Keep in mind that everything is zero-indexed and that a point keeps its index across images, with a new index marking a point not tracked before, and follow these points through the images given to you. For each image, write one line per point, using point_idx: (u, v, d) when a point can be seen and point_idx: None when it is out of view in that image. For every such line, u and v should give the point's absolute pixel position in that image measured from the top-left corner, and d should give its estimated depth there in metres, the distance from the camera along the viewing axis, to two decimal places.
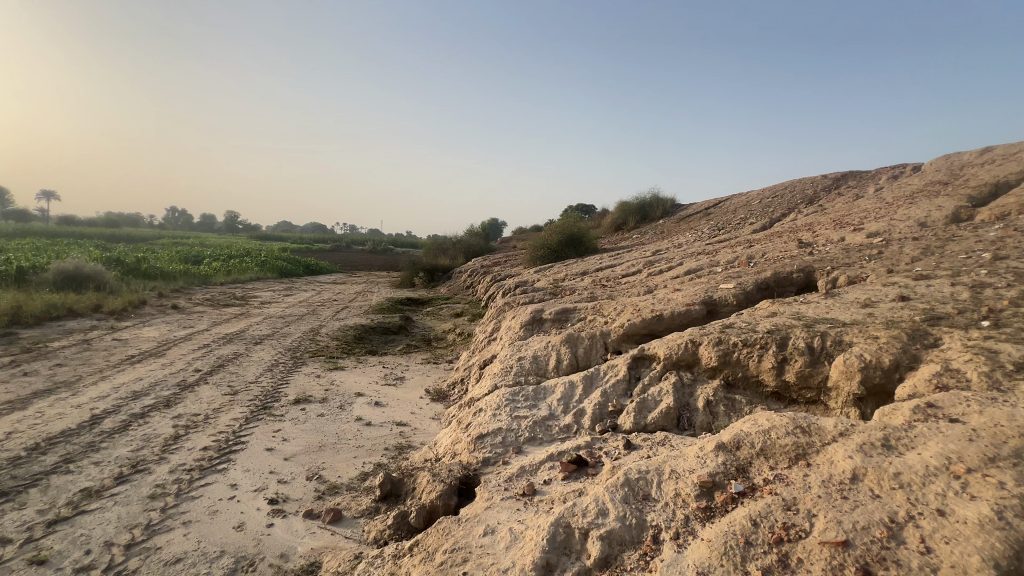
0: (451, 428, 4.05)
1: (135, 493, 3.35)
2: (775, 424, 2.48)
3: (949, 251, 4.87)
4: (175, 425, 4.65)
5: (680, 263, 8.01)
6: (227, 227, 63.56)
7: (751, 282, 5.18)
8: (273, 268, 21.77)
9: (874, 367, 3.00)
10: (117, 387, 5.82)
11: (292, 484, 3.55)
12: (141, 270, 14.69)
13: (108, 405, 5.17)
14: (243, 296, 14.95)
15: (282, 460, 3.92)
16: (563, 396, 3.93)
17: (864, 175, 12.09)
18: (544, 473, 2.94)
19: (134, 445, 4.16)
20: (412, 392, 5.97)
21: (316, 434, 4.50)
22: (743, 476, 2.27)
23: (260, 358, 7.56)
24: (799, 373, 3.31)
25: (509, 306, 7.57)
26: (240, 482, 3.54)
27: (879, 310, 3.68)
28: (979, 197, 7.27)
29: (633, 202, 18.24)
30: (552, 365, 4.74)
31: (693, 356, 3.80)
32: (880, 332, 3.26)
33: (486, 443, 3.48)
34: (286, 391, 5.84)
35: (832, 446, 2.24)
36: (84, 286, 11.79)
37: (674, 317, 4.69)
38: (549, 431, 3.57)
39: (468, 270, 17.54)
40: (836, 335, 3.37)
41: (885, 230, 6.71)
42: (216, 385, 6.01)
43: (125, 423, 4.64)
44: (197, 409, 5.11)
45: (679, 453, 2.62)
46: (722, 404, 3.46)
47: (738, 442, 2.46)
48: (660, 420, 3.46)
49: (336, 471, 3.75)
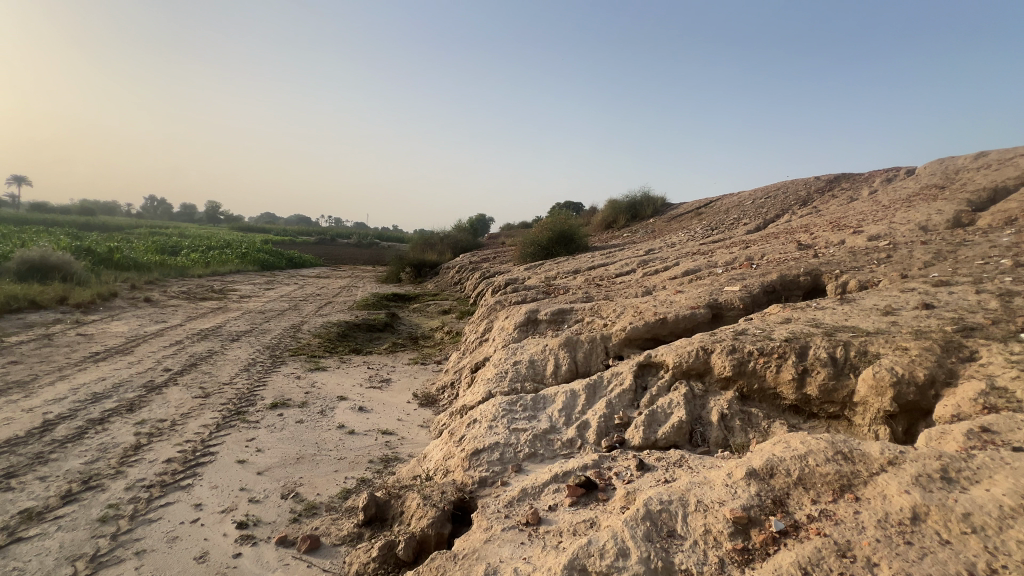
0: (442, 440, 3.71)
1: (82, 515, 2.96)
2: (811, 448, 2.21)
3: (960, 257, 4.69)
4: (137, 433, 4.23)
5: (675, 263, 7.78)
6: (209, 217, 61.82)
7: (757, 285, 4.94)
8: (254, 260, 21.08)
9: (908, 383, 2.75)
10: (76, 388, 5.35)
11: (265, 503, 3.19)
12: (114, 261, 14.01)
13: (63, 409, 4.72)
14: (221, 289, 14.36)
15: (254, 475, 3.55)
16: (564, 406, 3.62)
17: (857, 178, 11.98)
18: (549, 498, 2.64)
19: (88, 456, 3.75)
20: (399, 396, 5.62)
21: (294, 443, 4.14)
22: (783, 511, 2.00)
23: (236, 357, 7.11)
24: (822, 387, 3.07)
25: (500, 306, 7.24)
26: (205, 501, 3.17)
27: (903, 318, 3.45)
28: (979, 201, 7.15)
29: (623, 200, 18.01)
30: (549, 370, 4.43)
31: (704, 365, 3.52)
32: (910, 343, 3.01)
33: (482, 460, 3.16)
34: (262, 395, 5.44)
35: (881, 478, 1.97)
36: (50, 277, 11.13)
37: (679, 321, 4.43)
38: (550, 446, 3.26)
39: (456, 266, 17.15)
40: (861, 346, 3.12)
41: (886, 234, 6.54)
42: (186, 387, 5.58)
43: (81, 431, 4.22)
44: (163, 414, 4.69)
45: (704, 477, 2.34)
46: (738, 418, 3.21)
47: (771, 469, 2.19)
48: (671, 435, 3.19)
49: (315, 487, 3.40)
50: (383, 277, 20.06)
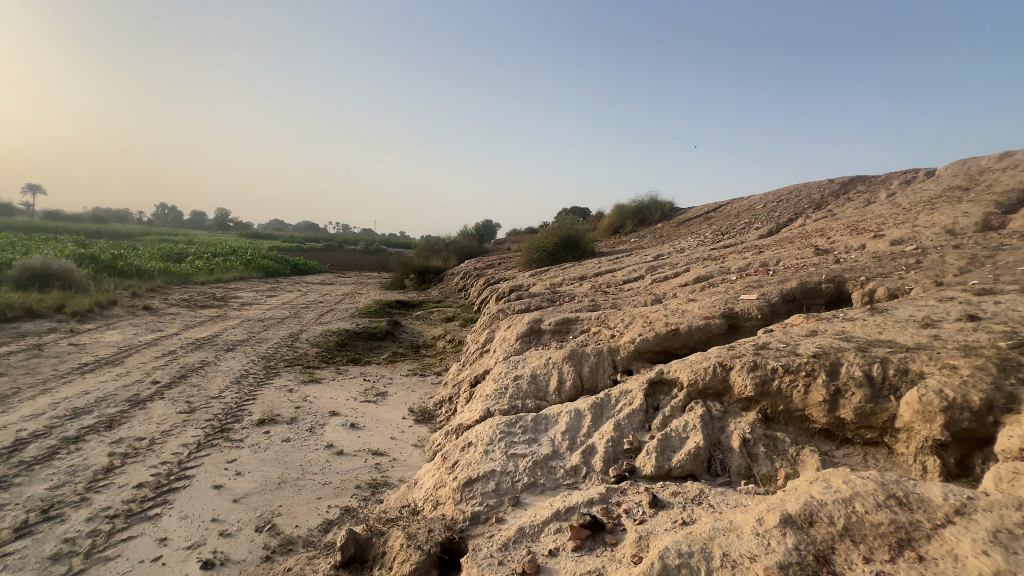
0: (434, 464, 3.38)
1: (33, 552, 2.69)
2: (857, 490, 1.87)
3: (998, 264, 4.31)
4: (112, 453, 3.96)
5: (686, 269, 7.45)
6: (219, 225, 62.28)
7: (776, 293, 4.59)
8: (259, 267, 20.97)
9: (961, 409, 2.39)
10: (56, 403, 5.09)
11: (237, 538, 2.90)
12: (116, 267, 13.90)
13: (38, 426, 4.46)
14: (224, 297, 14.18)
15: (230, 503, 3.25)
16: (568, 428, 3.29)
17: (873, 180, 11.53)
18: (549, 540, 2.32)
19: (54, 481, 3.48)
20: (393, 411, 5.31)
21: (277, 466, 3.84)
22: (828, 572, 1.68)
23: (229, 368, 6.84)
24: (858, 411, 2.72)
25: (502, 314, 6.94)
26: (171, 536, 2.89)
27: (946, 331, 3.08)
28: (1008, 202, 6.73)
29: (630, 205, 17.64)
30: (552, 386, 4.12)
31: (722, 383, 3.18)
32: (959, 361, 2.65)
33: (476, 492, 2.83)
34: (251, 409, 5.16)
35: (949, 532, 1.63)
36: (50, 285, 11.01)
37: (692, 333, 4.10)
38: (552, 475, 2.94)
39: (460, 273, 16.86)
40: (901, 362, 2.77)
41: (912, 237, 6.15)
42: (171, 402, 5.30)
43: (52, 451, 3.95)
44: (142, 432, 4.41)
45: (730, 521, 2.01)
46: (762, 444, 2.87)
47: (810, 515, 1.85)
48: (687, 463, 2.86)
49: (294, 518, 3.11)
50: (387, 284, 19.84)
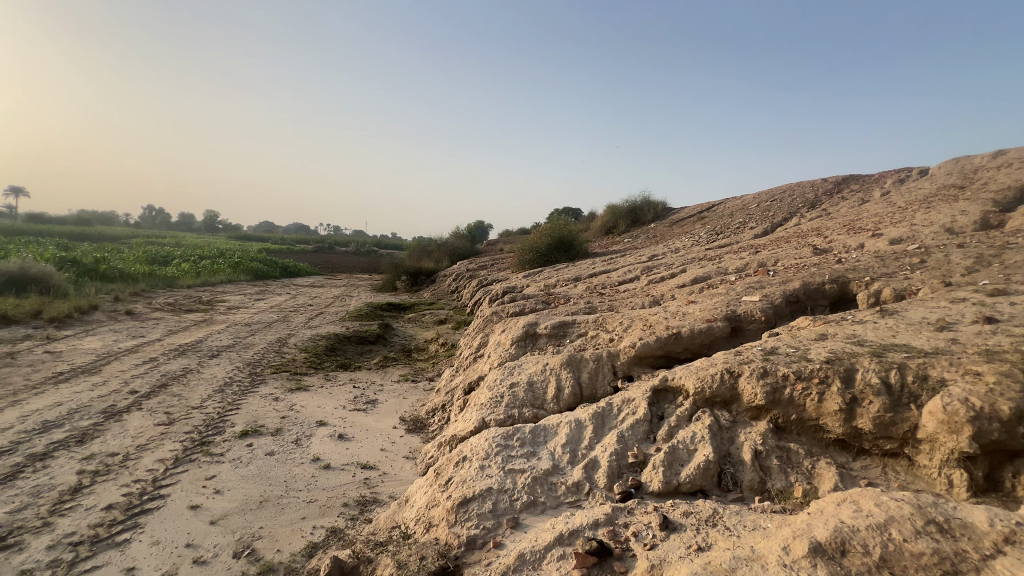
0: (427, 480, 3.17)
1: None
2: (892, 515, 1.71)
3: (1006, 263, 4.19)
4: (81, 471, 3.70)
5: (682, 269, 7.30)
6: (207, 227, 61.37)
7: (780, 294, 4.43)
8: (247, 271, 20.50)
9: (990, 419, 2.23)
10: (25, 416, 4.80)
11: (212, 565, 2.68)
12: (98, 270, 13.51)
13: (4, 442, 4.19)
14: (209, 300, 13.81)
15: (206, 526, 3.03)
16: (569, 440, 3.10)
17: (866, 180, 11.47)
18: (552, 569, 2.15)
19: (15, 504, 3.22)
20: (384, 420, 5.09)
21: (259, 482, 3.61)
22: None
23: (212, 376, 6.57)
24: (877, 420, 2.56)
25: (496, 317, 6.73)
26: (140, 565, 2.67)
27: (963, 335, 2.94)
28: (1006, 201, 6.65)
29: (623, 206, 17.51)
30: (550, 394, 3.93)
31: (730, 391, 3.01)
32: (983, 366, 2.50)
33: (472, 512, 2.64)
34: (233, 420, 4.91)
35: (1000, 565, 1.48)
36: (28, 289, 10.64)
37: (694, 336, 3.93)
38: (552, 493, 2.74)
39: (452, 274, 16.60)
40: (920, 368, 2.61)
41: (911, 237, 6.03)
42: (149, 413, 5.03)
43: (16, 470, 3.69)
44: (115, 447, 4.15)
45: (751, 548, 1.84)
46: (775, 457, 2.70)
47: (842, 543, 1.69)
48: (696, 477, 2.69)
49: (275, 542, 2.89)
50: (377, 286, 19.52)
